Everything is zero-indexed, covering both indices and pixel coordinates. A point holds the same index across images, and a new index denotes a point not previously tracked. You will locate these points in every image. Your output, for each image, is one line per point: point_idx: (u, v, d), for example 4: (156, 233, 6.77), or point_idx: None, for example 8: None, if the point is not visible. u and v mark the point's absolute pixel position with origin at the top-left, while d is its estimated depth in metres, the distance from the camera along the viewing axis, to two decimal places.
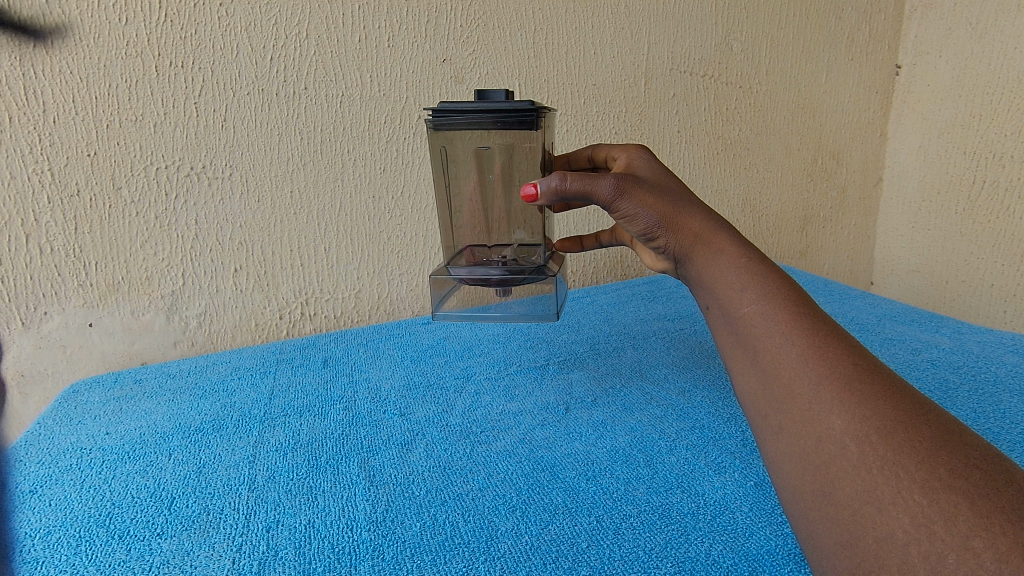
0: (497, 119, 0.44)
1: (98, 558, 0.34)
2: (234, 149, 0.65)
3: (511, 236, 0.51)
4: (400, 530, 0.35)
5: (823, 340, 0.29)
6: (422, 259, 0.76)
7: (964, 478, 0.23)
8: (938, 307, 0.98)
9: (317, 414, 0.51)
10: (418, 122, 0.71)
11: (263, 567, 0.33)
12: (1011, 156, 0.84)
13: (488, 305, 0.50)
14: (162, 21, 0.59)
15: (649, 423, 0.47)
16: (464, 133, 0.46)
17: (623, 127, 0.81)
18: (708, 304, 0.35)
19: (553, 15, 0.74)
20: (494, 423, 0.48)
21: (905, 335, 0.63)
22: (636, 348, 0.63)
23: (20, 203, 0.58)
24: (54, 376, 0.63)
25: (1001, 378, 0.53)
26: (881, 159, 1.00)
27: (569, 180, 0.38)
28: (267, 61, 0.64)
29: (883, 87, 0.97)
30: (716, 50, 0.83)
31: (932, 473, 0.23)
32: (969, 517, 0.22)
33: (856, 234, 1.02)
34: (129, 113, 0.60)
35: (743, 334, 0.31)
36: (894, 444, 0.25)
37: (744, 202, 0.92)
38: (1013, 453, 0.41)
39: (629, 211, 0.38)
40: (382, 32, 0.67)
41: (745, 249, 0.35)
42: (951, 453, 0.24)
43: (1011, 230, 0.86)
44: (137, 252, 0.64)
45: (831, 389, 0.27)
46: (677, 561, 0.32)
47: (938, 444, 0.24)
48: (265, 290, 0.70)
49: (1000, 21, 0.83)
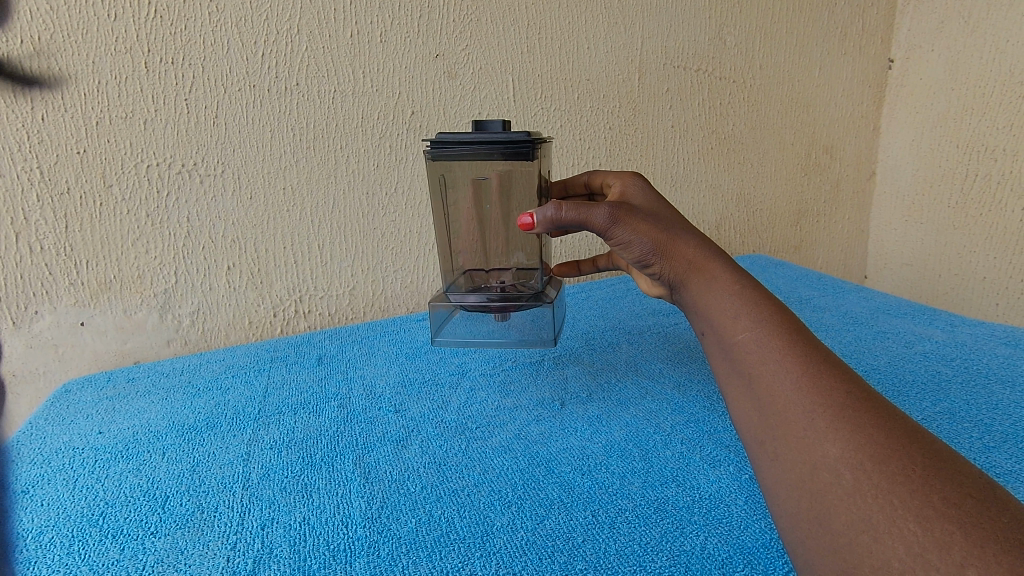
0: (495, 150, 0.43)
1: (90, 558, 0.34)
2: (226, 146, 0.64)
3: (510, 258, 0.52)
4: (396, 526, 0.35)
5: (817, 366, 0.29)
6: (417, 255, 0.76)
7: (956, 506, 0.23)
8: (930, 300, 0.98)
9: (311, 412, 0.51)
10: (411, 118, 0.71)
11: (258, 566, 0.33)
12: (1002, 148, 0.85)
13: (486, 325, 0.49)
14: (151, 16, 0.59)
15: (645, 418, 0.47)
16: (463, 162, 0.46)
17: (617, 123, 0.81)
18: (703, 329, 0.35)
19: (547, 10, 0.74)
20: (489, 419, 0.48)
21: (899, 329, 0.64)
22: (630, 343, 0.63)
23: (8, 201, 0.57)
24: (45, 376, 0.63)
25: (992, 370, 0.53)
26: (874, 153, 1.00)
27: (565, 210, 0.39)
28: (258, 57, 0.63)
29: (876, 80, 0.97)
30: (709, 46, 0.83)
31: (925, 501, 0.23)
32: (963, 546, 0.21)
33: (849, 228, 1.03)
34: (118, 110, 0.60)
35: (738, 359, 0.32)
36: (888, 472, 0.24)
37: (738, 197, 0.92)
38: (1004, 445, 0.41)
39: (623, 238, 0.39)
40: (375, 27, 0.67)
41: (738, 276, 0.35)
42: (944, 481, 0.24)
43: (1003, 223, 0.86)
44: (128, 251, 0.63)
45: (825, 416, 0.27)
46: (672, 555, 0.32)
47: (931, 472, 0.24)
48: (257, 288, 0.70)
49: (991, 13, 0.84)
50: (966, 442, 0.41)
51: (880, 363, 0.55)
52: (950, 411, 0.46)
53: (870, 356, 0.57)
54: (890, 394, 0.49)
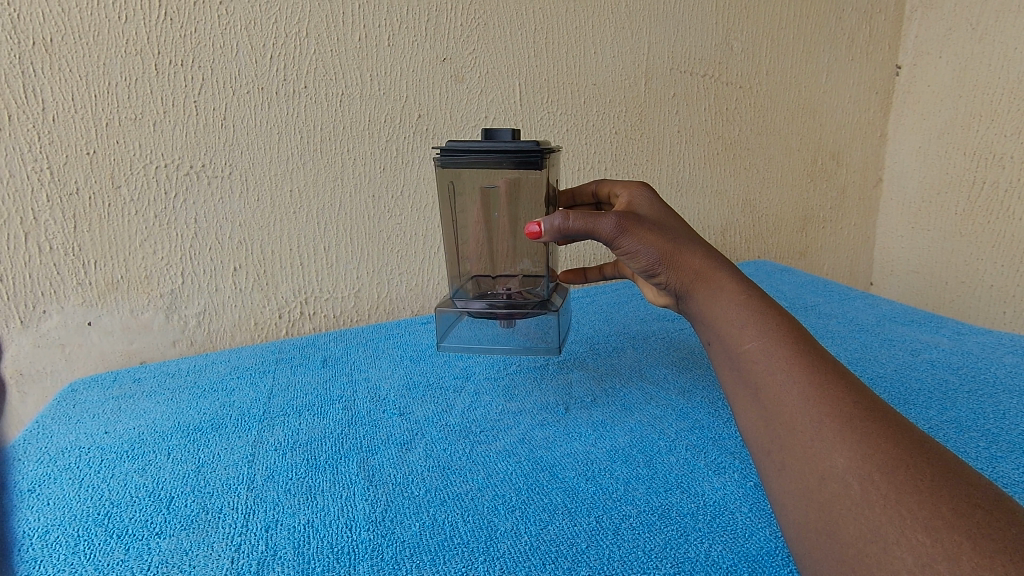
0: (503, 159, 0.43)
1: (95, 558, 0.34)
2: (234, 148, 0.65)
3: (515, 265, 0.52)
4: (400, 529, 0.35)
5: (823, 376, 0.29)
6: (422, 258, 0.76)
7: (965, 516, 0.22)
8: (937, 307, 0.98)
9: (316, 414, 0.51)
10: (418, 122, 0.71)
11: (262, 567, 0.33)
12: (1010, 156, 0.84)
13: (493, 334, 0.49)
14: (161, 19, 0.59)
15: (649, 423, 0.47)
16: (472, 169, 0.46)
17: (623, 127, 0.81)
18: (709, 340, 0.35)
19: (554, 15, 0.74)
20: (494, 424, 0.48)
21: (905, 337, 0.63)
22: (635, 348, 0.63)
23: (18, 201, 0.58)
24: (52, 376, 0.63)
25: (999, 379, 0.53)
26: (881, 160, 1.00)
27: (572, 219, 0.39)
28: (267, 60, 0.64)
29: (884, 86, 0.97)
30: (715, 51, 0.83)
31: (933, 511, 0.23)
32: (971, 556, 0.21)
33: (856, 235, 1.03)
34: (128, 112, 0.60)
35: (744, 370, 0.31)
36: (896, 483, 0.24)
37: (743, 202, 0.92)
38: (1010, 454, 0.41)
39: (630, 248, 0.39)
40: (383, 31, 0.67)
41: (744, 286, 0.35)
42: (953, 492, 0.23)
43: (1011, 230, 0.85)
44: (136, 251, 0.63)
45: (832, 427, 0.27)
46: (677, 561, 0.32)
47: (940, 482, 0.24)
48: (264, 290, 0.70)
49: (1000, 20, 0.83)
50: (973, 451, 0.41)
51: (887, 371, 0.55)
52: (957, 420, 0.46)
53: (876, 363, 0.57)
54: (896, 402, 0.49)
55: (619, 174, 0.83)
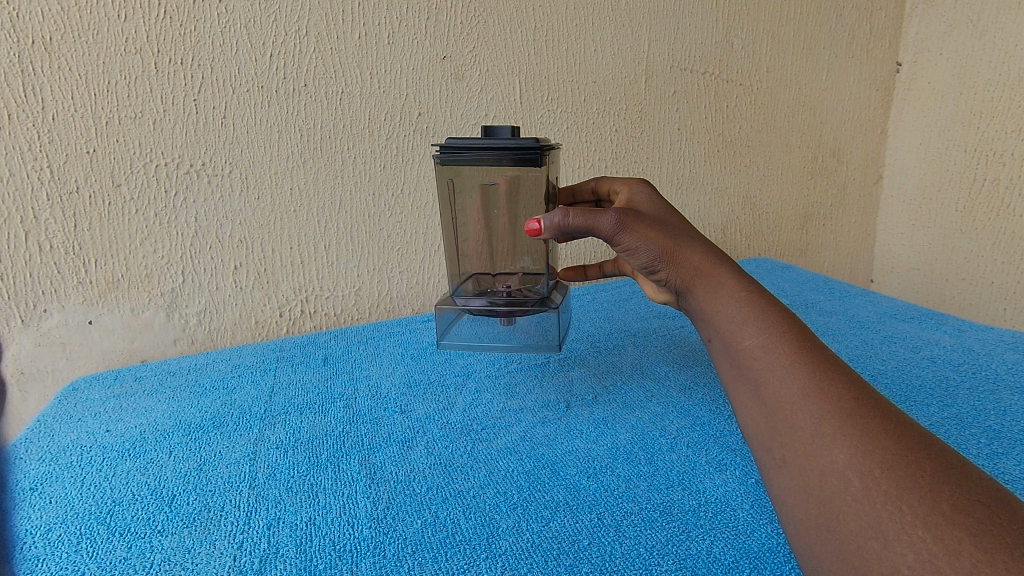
0: (502, 156, 0.43)
1: (98, 556, 0.34)
2: (234, 147, 0.65)
3: (516, 263, 0.52)
4: (401, 526, 0.35)
5: (823, 373, 0.29)
6: (423, 257, 0.76)
7: (965, 513, 0.22)
8: (938, 304, 0.98)
9: (317, 412, 0.51)
10: (418, 120, 0.71)
11: (264, 565, 0.33)
12: (1011, 153, 0.84)
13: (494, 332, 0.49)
14: (161, 17, 0.59)
15: (650, 421, 0.47)
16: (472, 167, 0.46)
17: (624, 125, 0.81)
18: (709, 337, 0.35)
19: (554, 13, 0.74)
20: (495, 421, 0.48)
21: (906, 333, 0.63)
22: (636, 346, 0.63)
23: (18, 200, 0.58)
24: (53, 374, 0.63)
25: (1000, 375, 0.53)
26: (881, 157, 1.00)
27: (572, 216, 0.39)
28: (266, 59, 0.64)
29: (884, 83, 0.97)
30: (716, 49, 0.83)
31: (934, 508, 0.23)
32: (972, 553, 0.21)
33: (856, 232, 1.03)
34: (128, 110, 0.60)
35: (744, 367, 0.31)
36: (896, 479, 0.24)
37: (744, 200, 0.92)
38: (1011, 450, 0.41)
39: (630, 244, 0.39)
40: (382, 29, 0.67)
41: (744, 282, 0.35)
42: (953, 488, 0.23)
43: (1011, 227, 0.85)
44: (136, 250, 0.63)
45: (832, 424, 0.27)
46: (678, 559, 0.32)
47: (940, 478, 0.24)
48: (264, 288, 0.70)
49: (1000, 17, 0.83)
50: (974, 448, 0.41)
51: (887, 368, 0.55)
52: (958, 417, 0.46)
53: (877, 360, 0.57)
54: (897, 399, 0.49)
55: (620, 172, 0.83)
